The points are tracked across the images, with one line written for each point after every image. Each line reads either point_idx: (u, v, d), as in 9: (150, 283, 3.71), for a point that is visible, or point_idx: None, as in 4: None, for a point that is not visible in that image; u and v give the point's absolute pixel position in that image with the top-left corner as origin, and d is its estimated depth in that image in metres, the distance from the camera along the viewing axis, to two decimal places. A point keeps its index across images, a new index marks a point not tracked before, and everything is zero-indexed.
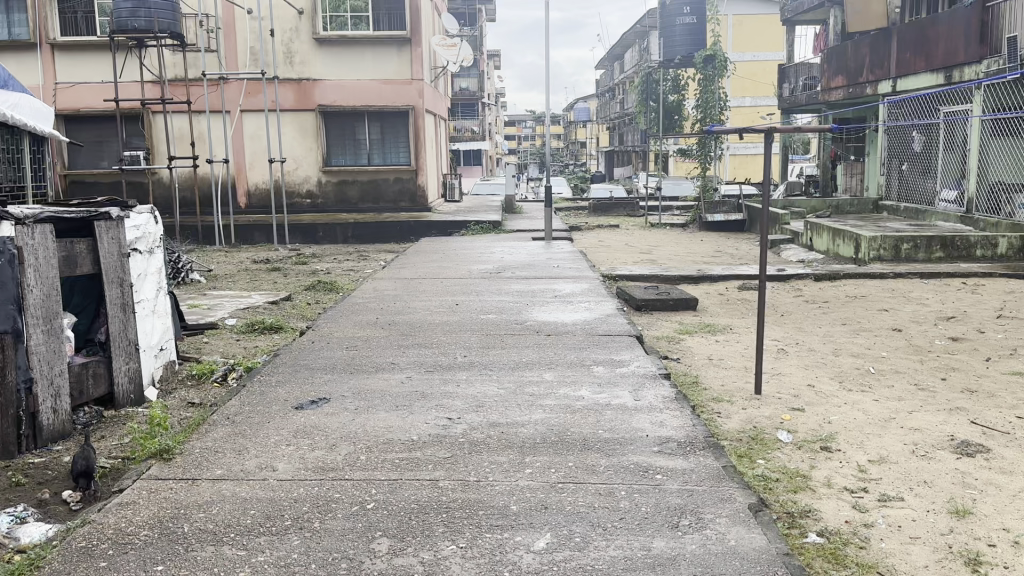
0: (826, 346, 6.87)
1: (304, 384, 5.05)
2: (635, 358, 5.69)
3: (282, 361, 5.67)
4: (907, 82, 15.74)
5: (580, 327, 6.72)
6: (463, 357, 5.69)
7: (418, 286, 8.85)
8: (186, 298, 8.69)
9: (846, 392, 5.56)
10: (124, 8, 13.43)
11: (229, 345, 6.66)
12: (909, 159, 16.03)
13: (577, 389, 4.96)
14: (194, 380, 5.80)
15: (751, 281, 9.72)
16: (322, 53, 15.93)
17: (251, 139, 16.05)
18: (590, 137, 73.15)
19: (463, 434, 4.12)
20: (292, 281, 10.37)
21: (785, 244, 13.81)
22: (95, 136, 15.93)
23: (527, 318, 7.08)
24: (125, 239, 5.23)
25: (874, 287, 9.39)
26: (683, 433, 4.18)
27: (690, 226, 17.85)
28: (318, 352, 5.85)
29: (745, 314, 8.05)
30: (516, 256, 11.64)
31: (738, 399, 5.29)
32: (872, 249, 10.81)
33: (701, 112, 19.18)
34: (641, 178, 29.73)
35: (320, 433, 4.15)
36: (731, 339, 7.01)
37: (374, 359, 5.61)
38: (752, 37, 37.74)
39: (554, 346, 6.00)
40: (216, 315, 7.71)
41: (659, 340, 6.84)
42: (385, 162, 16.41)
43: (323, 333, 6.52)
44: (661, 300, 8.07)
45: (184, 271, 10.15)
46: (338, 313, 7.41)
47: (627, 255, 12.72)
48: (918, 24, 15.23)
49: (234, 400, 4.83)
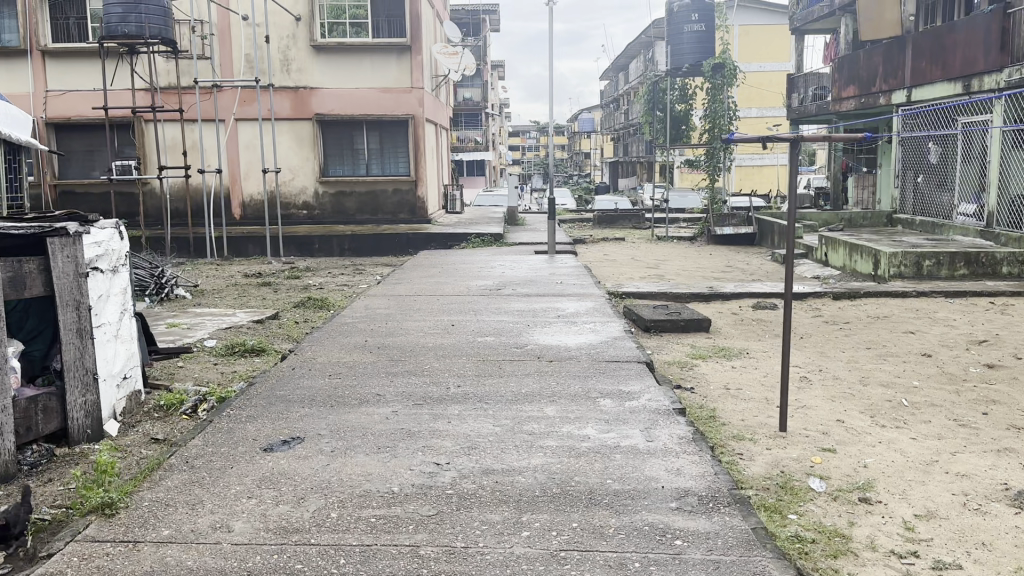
0: (852, 373, 6.33)
1: (279, 421, 4.54)
2: (646, 390, 5.14)
3: (257, 392, 5.16)
4: (923, 92, 15.25)
5: (585, 352, 6.19)
6: (456, 387, 5.16)
7: (412, 303, 8.34)
8: (166, 317, 8.19)
9: (880, 429, 5.03)
10: (114, 14, 13.02)
11: (205, 371, 6.17)
12: (925, 170, 15.48)
13: (581, 427, 4.43)
14: (161, 412, 5.30)
15: (765, 299, 9.19)
16: (319, 60, 15.49)
17: (245, 149, 15.57)
18: (594, 147, 72.93)
19: (451, 484, 3.60)
20: (282, 297, 9.87)
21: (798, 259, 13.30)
22: (85, 145, 15.48)
23: (527, 341, 6.56)
24: (83, 257, 4.70)
25: (897, 306, 8.85)
26: (704, 483, 3.65)
27: (699, 239, 17.33)
28: (296, 381, 5.33)
29: (761, 336, 7.52)
30: (517, 270, 11.15)
31: (761, 438, 4.76)
32: (892, 265, 10.24)
33: (710, 122, 18.66)
34: (647, 189, 29.20)
35: (288, 483, 3.65)
36: (748, 365, 6.47)
37: (358, 390, 5.09)
38: (759, 47, 37.39)
39: (556, 375, 5.47)
40: (195, 336, 7.22)
41: (670, 366, 6.32)
42: (384, 172, 15.96)
43: (305, 358, 6.00)
44: (672, 321, 7.54)
45: (168, 287, 9.67)
46: (325, 334, 6.90)
47: (633, 269, 12.25)
48: (934, 31, 14.74)
49: (197, 439, 4.31)
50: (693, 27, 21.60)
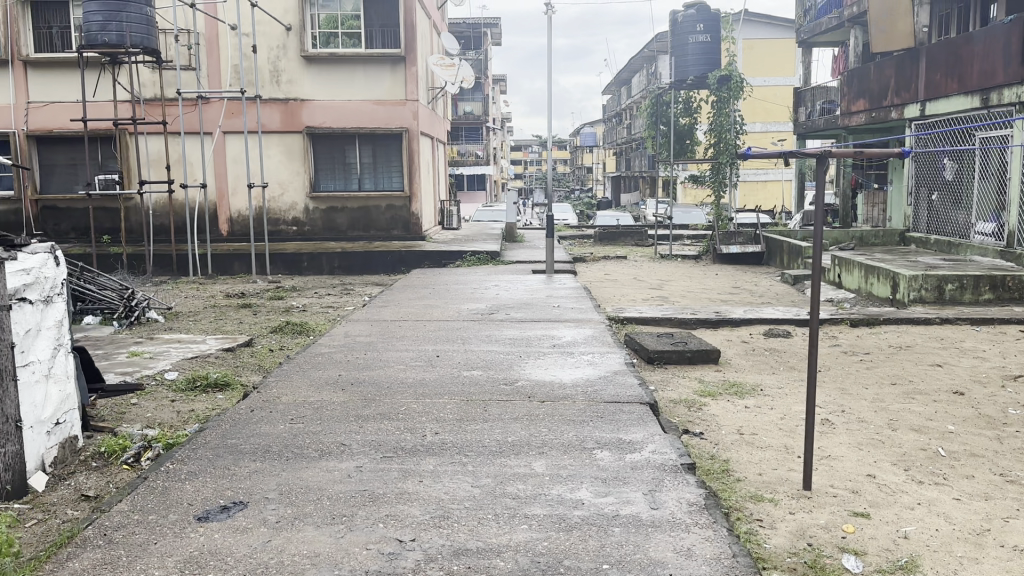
0: (878, 416, 5.69)
1: (223, 478, 3.94)
2: (649, 439, 4.50)
3: (205, 441, 4.52)
4: (937, 106, 14.69)
5: (581, 390, 5.55)
6: (433, 436, 4.53)
7: (396, 330, 7.73)
8: (128, 345, 7.57)
9: (918, 487, 4.40)
10: (94, 22, 12.48)
11: (159, 411, 5.56)
12: (940, 188, 14.92)
13: (574, 489, 3.78)
14: (101, 461, 4.69)
15: (778, 326, 8.57)
16: (311, 72, 14.98)
17: (233, 163, 15.01)
18: (596, 162, 72.63)
19: (415, 571, 2.97)
20: (259, 321, 9.25)
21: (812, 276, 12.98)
22: (68, 158, 14.92)
23: (518, 376, 5.92)
24: (7, 286, 4.09)
25: (920, 335, 8.22)
26: (719, 570, 3.01)
27: (704, 258, 16.71)
28: (252, 427, 4.69)
29: (775, 370, 6.88)
30: (513, 292, 10.54)
31: (782, 500, 4.12)
32: (912, 289, 9.59)
33: (714, 137, 18.05)
34: (649, 205, 28.61)
35: (217, 568, 3.03)
36: (763, 406, 5.81)
37: (320, 439, 4.46)
38: (764, 61, 36.95)
39: (546, 420, 4.83)
40: (154, 368, 6.62)
41: (675, 407, 5.66)
42: (378, 188, 15.40)
43: (268, 396, 5.37)
44: (677, 351, 6.91)
45: (139, 310, 9.06)
46: (295, 366, 6.26)
47: (636, 291, 11.65)
48: (949, 43, 14.21)
49: (123, 504, 3.69)
50: (698, 38, 20.88)
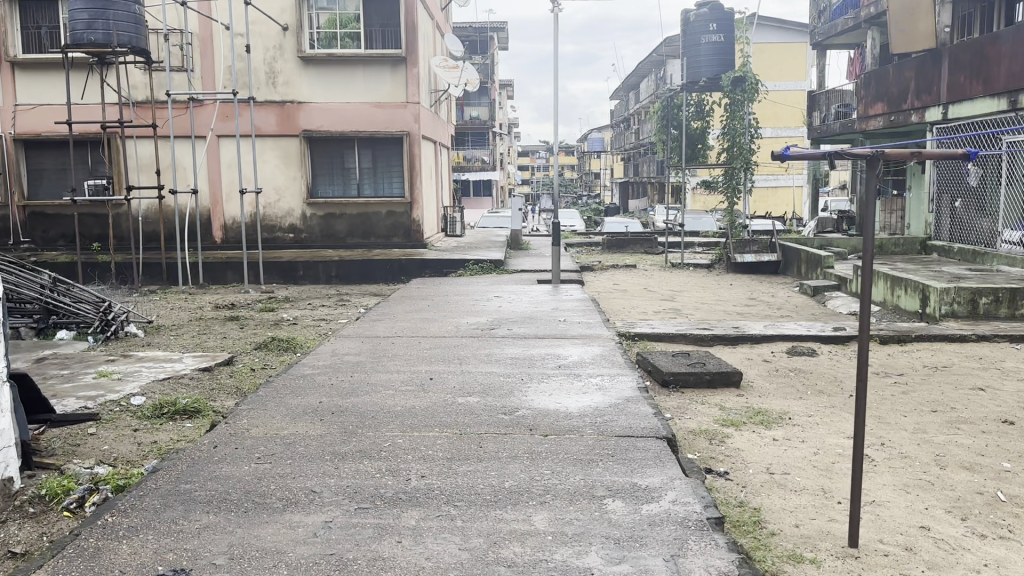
0: (922, 450, 5.07)
1: (168, 537, 3.36)
2: (668, 485, 3.88)
3: (154, 487, 3.92)
4: (961, 109, 14.04)
5: (588, 421, 4.92)
6: (418, 480, 3.92)
7: (388, 347, 7.14)
8: (99, 364, 6.99)
9: (981, 543, 3.78)
10: (79, 20, 11.97)
11: (117, 444, 5.00)
12: (964, 194, 14.26)
13: (581, 554, 3.17)
14: (40, 505, 4.11)
15: (802, 344, 7.93)
16: (308, 73, 14.44)
17: (228, 167, 14.46)
18: (605, 168, 72.10)
19: None
20: (245, 335, 8.66)
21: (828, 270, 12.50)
22: (57, 162, 14.42)
23: (518, 404, 5.29)
24: None
25: (956, 354, 7.58)
26: None
27: (717, 267, 16.09)
28: (211, 469, 4.10)
29: (802, 395, 6.24)
30: (517, 304, 9.93)
31: (824, 560, 3.51)
32: (944, 302, 8.91)
33: (727, 140, 17.39)
34: (658, 211, 28.00)
35: None
36: (793, 438, 5.19)
37: (288, 485, 3.85)
38: (775, 64, 36.36)
39: (549, 460, 4.20)
40: (122, 392, 6.04)
41: (695, 440, 5.04)
42: (377, 193, 14.82)
43: (238, 429, 4.77)
44: (695, 374, 6.30)
45: (116, 324, 8.49)
46: (273, 391, 5.65)
47: (646, 302, 11.04)
48: (975, 43, 13.52)
49: (43, 570, 3.09)
50: (712, 37, 20.14)
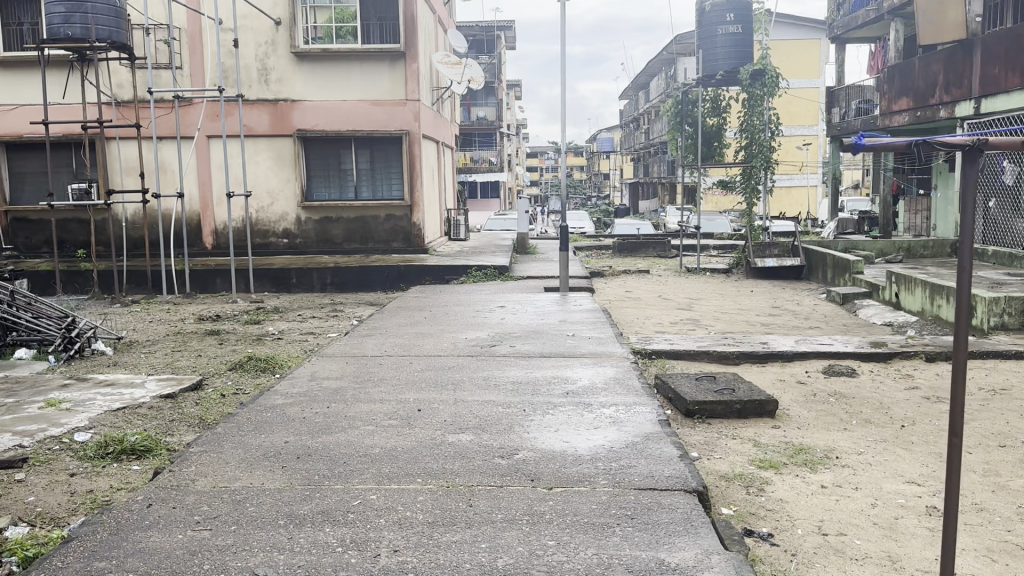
0: (1002, 501, 4.24)
1: None
2: (703, 564, 3.06)
3: (59, 564, 3.12)
4: (995, 103, 13.21)
5: (601, 469, 4.11)
6: (390, 556, 3.12)
7: (375, 370, 6.34)
8: (48, 392, 6.18)
9: None
10: (56, 13, 11.23)
11: (46, 494, 4.22)
12: (998, 194, 13.44)
13: None
14: None
15: (839, 362, 7.11)
16: (302, 70, 13.70)
17: (217, 169, 13.72)
18: (614, 169, 71.36)
19: None
20: (222, 353, 7.88)
21: (857, 275, 11.63)
22: (40, 165, 13.70)
23: (517, 446, 4.47)
24: None
25: (1014, 373, 6.76)
26: None
27: (735, 271, 15.26)
28: (136, 539, 3.32)
29: (847, 427, 5.42)
30: (522, 315, 9.12)
31: None
32: (993, 313, 8.05)
33: (744, 137, 16.53)
34: (670, 213, 27.20)
35: None
36: (845, 485, 4.38)
37: (226, 565, 3.07)
38: (786, 63, 35.57)
39: (554, 526, 3.40)
40: (67, 426, 5.27)
41: (729, 488, 4.25)
42: (375, 195, 14.06)
43: (182, 480, 3.98)
44: (723, 403, 5.49)
45: (83, 341, 7.72)
46: (236, 427, 4.86)
47: (662, 312, 10.25)
48: (1009, 32, 12.68)
49: None
50: (727, 28, 19.30)
